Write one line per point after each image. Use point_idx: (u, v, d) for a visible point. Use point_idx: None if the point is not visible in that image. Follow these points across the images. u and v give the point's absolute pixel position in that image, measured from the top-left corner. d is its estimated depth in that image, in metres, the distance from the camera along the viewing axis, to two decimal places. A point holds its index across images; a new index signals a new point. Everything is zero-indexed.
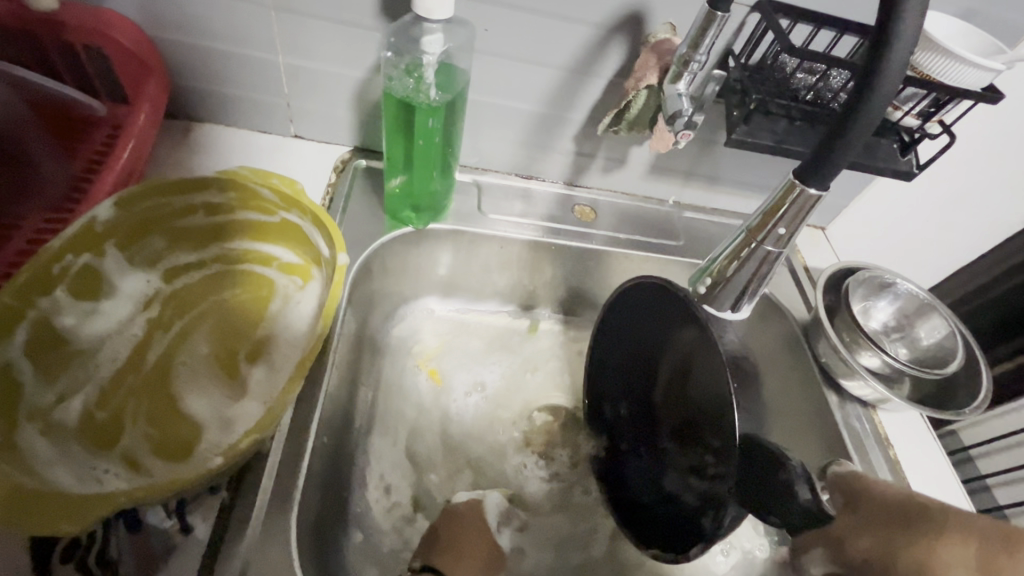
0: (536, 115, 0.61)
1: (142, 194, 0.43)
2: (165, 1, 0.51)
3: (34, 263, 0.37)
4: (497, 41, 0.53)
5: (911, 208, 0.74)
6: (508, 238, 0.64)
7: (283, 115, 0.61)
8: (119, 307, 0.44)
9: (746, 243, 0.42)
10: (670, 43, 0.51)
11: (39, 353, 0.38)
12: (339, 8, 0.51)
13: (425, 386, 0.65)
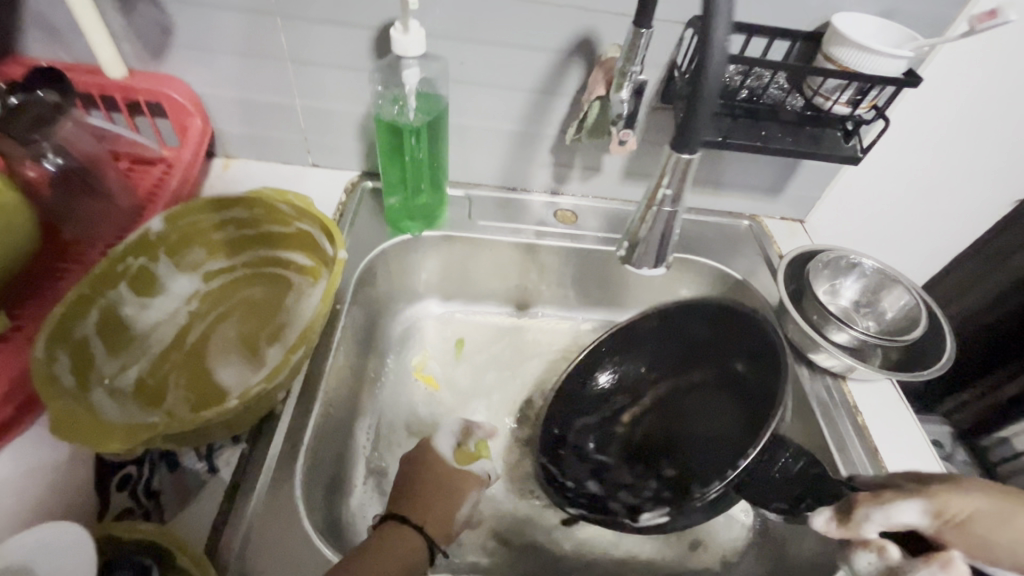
0: (514, 132, 0.70)
1: (186, 210, 0.55)
2: (205, 63, 0.64)
3: (105, 261, 0.48)
4: (471, 72, 0.63)
5: (883, 194, 0.78)
6: (497, 241, 0.73)
7: (302, 148, 0.72)
8: (168, 301, 0.55)
9: (647, 207, 0.40)
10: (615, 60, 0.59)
11: (107, 334, 0.49)
12: (341, 56, 0.62)
13: (427, 377, 0.72)
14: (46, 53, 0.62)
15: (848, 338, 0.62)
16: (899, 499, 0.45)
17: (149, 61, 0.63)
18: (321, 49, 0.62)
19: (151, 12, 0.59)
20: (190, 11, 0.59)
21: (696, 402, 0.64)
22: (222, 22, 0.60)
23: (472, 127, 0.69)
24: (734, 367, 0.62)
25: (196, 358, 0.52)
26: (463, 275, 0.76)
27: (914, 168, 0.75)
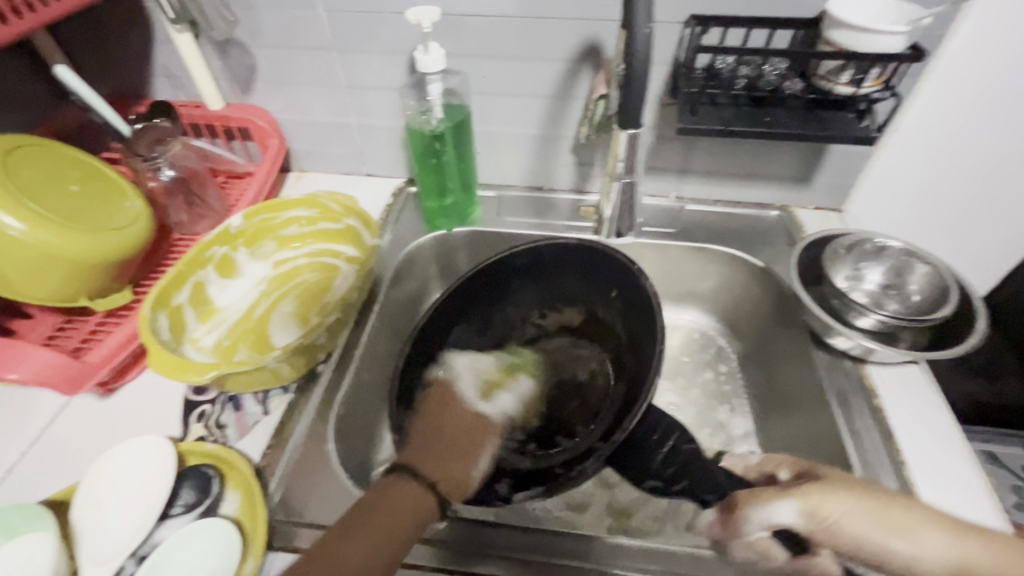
0: (535, 135, 0.77)
1: (259, 210, 0.68)
2: (282, 93, 0.78)
3: (197, 248, 0.62)
4: (493, 84, 0.71)
5: (926, 178, 0.75)
6: (523, 235, 0.79)
7: (358, 159, 0.85)
8: (244, 283, 0.68)
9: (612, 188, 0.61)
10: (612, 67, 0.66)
11: (196, 305, 0.62)
12: (385, 79, 0.74)
13: None
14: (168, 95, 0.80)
15: (868, 320, 0.60)
16: (774, 498, 0.46)
17: (240, 96, 0.79)
18: (368, 74, 0.74)
19: (240, 56, 0.74)
20: (268, 53, 0.73)
21: (559, 344, 0.72)
22: (291, 59, 0.74)
23: (497, 132, 0.77)
24: (605, 309, 0.68)
25: (261, 327, 0.64)
26: None
27: (959, 147, 0.71)
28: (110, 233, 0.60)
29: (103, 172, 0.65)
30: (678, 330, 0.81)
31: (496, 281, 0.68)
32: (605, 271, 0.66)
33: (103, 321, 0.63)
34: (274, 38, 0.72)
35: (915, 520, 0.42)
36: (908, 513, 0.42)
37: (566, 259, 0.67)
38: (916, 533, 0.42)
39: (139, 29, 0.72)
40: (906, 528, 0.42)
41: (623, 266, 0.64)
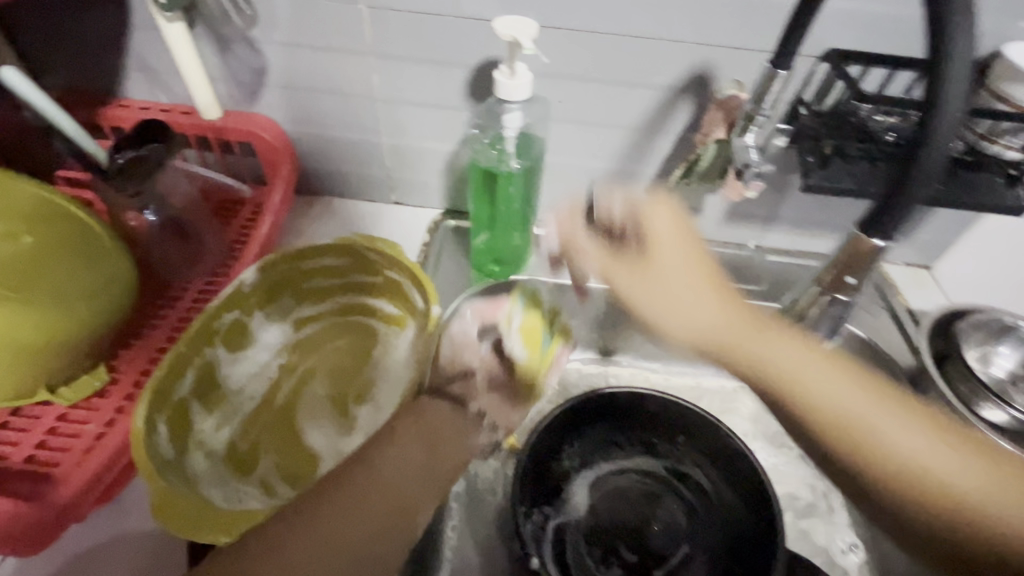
0: (609, 171, 0.65)
1: (277, 260, 0.53)
2: (298, 103, 0.62)
3: (202, 318, 0.47)
4: (572, 110, 0.58)
5: None
6: (587, 288, 0.67)
7: (385, 185, 0.70)
8: (259, 353, 0.53)
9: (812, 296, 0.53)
10: (739, 99, 0.53)
11: (202, 395, 0.48)
12: (435, 94, 0.59)
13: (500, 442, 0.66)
14: (146, 95, 0.64)
15: (1006, 420, 0.53)
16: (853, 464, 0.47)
17: (241, 102, 0.63)
18: (411, 88, 0.59)
19: (245, 56, 0.58)
20: (283, 53, 0.57)
21: (626, 479, 0.64)
22: (314, 62, 0.58)
23: (564, 166, 0.64)
24: (686, 452, 0.63)
25: (287, 417, 0.50)
26: None
27: None
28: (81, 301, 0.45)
29: (49, 209, 0.48)
30: (752, 397, 0.72)
31: (567, 423, 0.61)
32: (673, 417, 0.62)
33: (64, 411, 0.46)
34: (293, 34, 0.56)
35: (923, 426, 0.46)
36: (904, 421, 0.46)
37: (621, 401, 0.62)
38: (924, 449, 0.45)
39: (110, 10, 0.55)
40: (917, 431, 0.46)
41: (702, 419, 0.60)
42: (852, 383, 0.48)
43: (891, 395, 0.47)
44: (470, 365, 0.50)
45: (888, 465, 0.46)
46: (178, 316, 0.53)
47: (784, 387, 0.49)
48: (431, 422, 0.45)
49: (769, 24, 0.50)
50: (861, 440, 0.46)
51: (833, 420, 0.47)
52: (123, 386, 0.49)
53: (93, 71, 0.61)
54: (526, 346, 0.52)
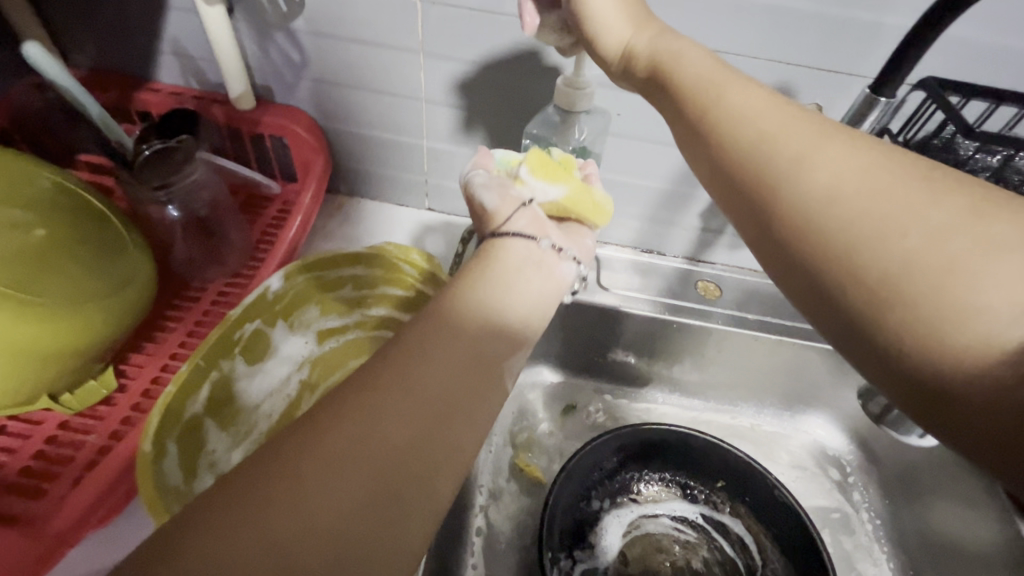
0: (662, 192, 0.60)
1: (305, 266, 0.49)
2: (336, 98, 0.58)
3: (222, 329, 0.43)
4: (631, 124, 0.54)
5: None
6: (628, 314, 0.63)
7: (420, 190, 0.66)
8: (280, 366, 0.49)
9: None
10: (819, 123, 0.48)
11: (216, 411, 0.44)
12: (484, 98, 0.55)
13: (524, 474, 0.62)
14: (176, 81, 0.60)
15: None
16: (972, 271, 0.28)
17: (276, 95, 0.59)
18: (459, 90, 0.55)
19: (285, 46, 0.54)
20: (326, 44, 0.54)
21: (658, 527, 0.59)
22: (358, 57, 0.54)
23: (614, 183, 0.60)
24: (723, 500, 0.59)
25: None
26: (583, 347, 0.67)
27: None
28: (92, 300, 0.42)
29: (59, 201, 0.44)
30: (793, 443, 0.67)
31: (599, 460, 0.58)
32: (713, 461, 0.59)
33: (65, 419, 0.43)
34: (339, 26, 0.52)
35: (954, 203, 0.30)
36: (938, 218, 0.29)
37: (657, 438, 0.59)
38: (981, 236, 0.28)
39: None
40: (955, 220, 0.29)
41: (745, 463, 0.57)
42: (868, 170, 0.32)
43: (933, 182, 0.31)
44: (530, 235, 0.43)
45: (943, 304, 0.28)
46: (195, 320, 0.50)
47: (827, 222, 0.31)
48: (507, 260, 0.40)
49: (862, 46, 0.46)
50: (891, 237, 0.30)
51: (843, 195, 0.32)
52: (131, 395, 0.45)
53: (124, 52, 0.58)
54: (548, 179, 0.46)
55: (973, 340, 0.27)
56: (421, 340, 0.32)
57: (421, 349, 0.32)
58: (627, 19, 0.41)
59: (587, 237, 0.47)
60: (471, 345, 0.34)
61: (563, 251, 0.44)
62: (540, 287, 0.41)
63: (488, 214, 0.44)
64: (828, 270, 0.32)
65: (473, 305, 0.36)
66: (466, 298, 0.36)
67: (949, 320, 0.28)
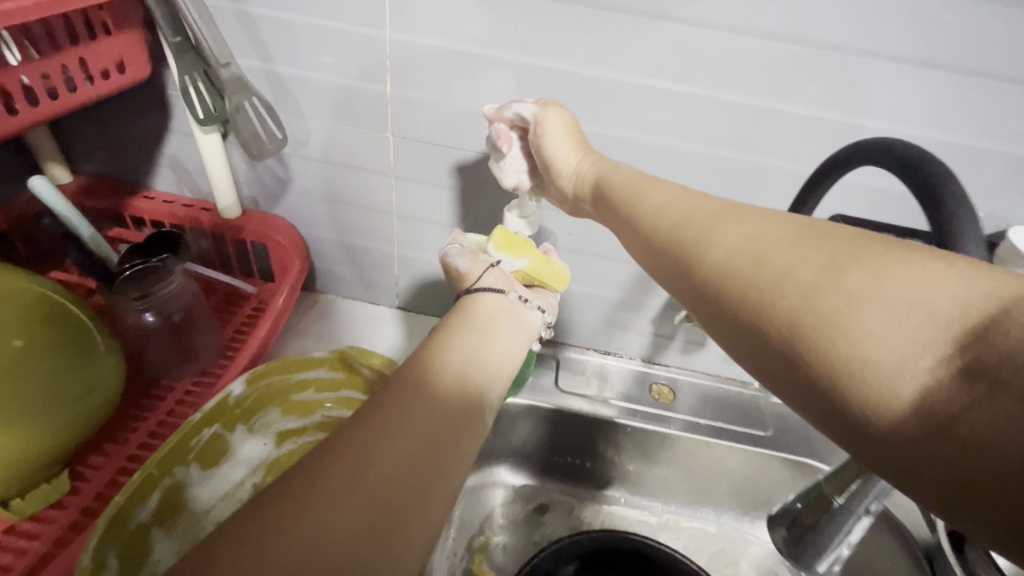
0: (614, 301, 0.65)
1: (267, 371, 0.52)
2: (316, 209, 0.64)
3: (180, 435, 0.45)
4: (581, 242, 0.60)
5: None
6: (584, 415, 0.65)
7: (392, 291, 0.71)
8: (234, 470, 0.51)
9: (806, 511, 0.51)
10: None
11: (164, 518, 0.45)
12: (450, 216, 0.61)
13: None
14: (171, 190, 0.66)
15: None
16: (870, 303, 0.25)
17: (262, 204, 0.65)
18: (427, 207, 0.61)
19: (272, 165, 0.61)
20: (309, 166, 0.60)
21: None
22: (338, 176, 0.60)
23: (570, 291, 0.65)
24: None
25: None
26: (542, 446, 0.68)
27: None
28: (58, 407, 0.44)
29: (44, 310, 0.47)
30: (753, 552, 0.67)
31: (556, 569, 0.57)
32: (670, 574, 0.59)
33: (11, 525, 0.43)
34: (321, 152, 0.59)
35: (836, 249, 0.28)
36: (818, 264, 0.27)
37: (615, 549, 0.59)
38: (862, 276, 0.26)
39: (152, 115, 0.58)
40: (832, 263, 0.27)
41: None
42: (756, 227, 0.31)
43: (819, 232, 0.29)
44: (499, 288, 0.45)
45: (833, 354, 0.25)
46: (157, 420, 0.51)
47: (730, 276, 0.30)
48: (479, 311, 0.43)
49: (778, 187, 0.52)
50: (778, 289, 0.28)
51: (731, 255, 0.30)
52: (83, 497, 0.46)
53: (126, 164, 0.64)
54: (512, 254, 0.49)
55: (870, 387, 0.24)
56: (422, 367, 0.37)
57: (426, 374, 0.36)
58: (574, 150, 0.46)
59: (551, 297, 0.50)
60: (458, 373, 0.38)
61: (529, 301, 0.46)
62: (511, 338, 0.43)
63: (460, 278, 0.47)
64: (734, 330, 0.30)
65: (459, 346, 0.39)
66: (455, 340, 0.40)
67: (846, 369, 0.25)
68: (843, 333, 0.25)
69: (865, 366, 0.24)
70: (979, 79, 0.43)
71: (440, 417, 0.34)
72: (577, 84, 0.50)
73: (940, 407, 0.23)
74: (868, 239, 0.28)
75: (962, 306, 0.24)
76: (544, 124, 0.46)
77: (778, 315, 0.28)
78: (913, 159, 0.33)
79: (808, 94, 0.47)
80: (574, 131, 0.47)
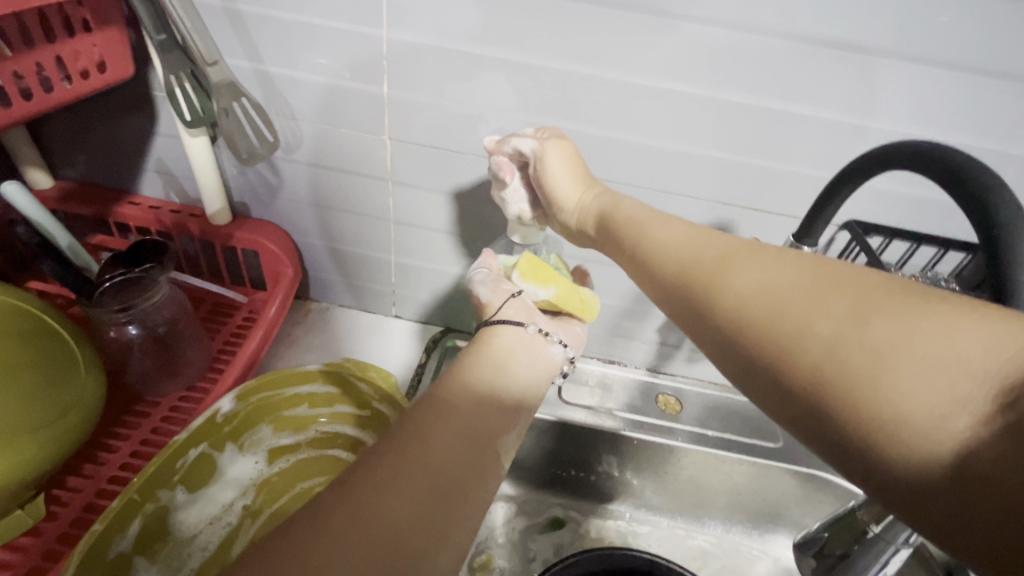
0: (619, 309, 0.63)
1: (257, 387, 0.49)
2: (309, 215, 0.62)
3: (162, 457, 0.42)
4: (585, 249, 0.58)
5: None
6: (587, 427, 0.63)
7: (388, 299, 0.68)
8: (222, 492, 0.48)
9: None
10: None
11: (145, 545, 0.42)
12: (450, 222, 0.59)
13: None
14: (157, 195, 0.63)
15: None
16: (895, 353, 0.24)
17: (252, 210, 0.62)
18: (425, 214, 0.59)
19: (263, 170, 0.58)
20: (303, 171, 0.58)
21: None
22: (332, 182, 0.58)
23: None
24: None
25: None
26: (545, 460, 0.66)
27: None
28: (33, 430, 0.41)
29: (13, 326, 0.44)
30: (760, 567, 0.65)
31: None
32: None
33: None
34: (315, 155, 0.56)
35: (857, 293, 0.26)
36: (840, 309, 0.26)
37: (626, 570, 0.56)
38: (888, 326, 0.24)
39: (136, 117, 0.56)
40: (855, 311, 0.26)
41: None
42: (772, 269, 0.29)
43: (838, 274, 0.27)
44: (519, 321, 0.43)
45: (861, 409, 0.24)
46: (140, 439, 0.49)
47: (745, 322, 0.29)
48: (497, 346, 0.41)
49: (789, 192, 0.51)
50: (797, 339, 0.26)
51: (747, 299, 0.29)
52: (59, 525, 0.43)
53: (109, 168, 0.61)
54: (537, 283, 0.46)
55: (903, 444, 0.23)
56: (445, 387, 0.37)
57: (448, 393, 0.36)
58: (578, 181, 0.44)
59: (576, 326, 0.48)
60: (485, 392, 0.37)
61: (550, 334, 0.44)
62: (530, 372, 0.42)
63: (481, 307, 0.46)
64: (751, 378, 0.28)
65: (473, 383, 0.38)
66: (471, 378, 0.38)
67: (875, 426, 0.24)
68: (867, 389, 0.24)
69: (894, 423, 0.23)
70: (1003, 82, 0.42)
71: (462, 454, 0.33)
72: (583, 86, 0.47)
73: (974, 466, 0.21)
74: (892, 283, 0.26)
75: (1004, 358, 0.22)
76: (543, 162, 0.44)
77: (797, 366, 0.26)
78: (945, 165, 0.31)
79: (823, 97, 0.45)
80: (575, 164, 0.44)
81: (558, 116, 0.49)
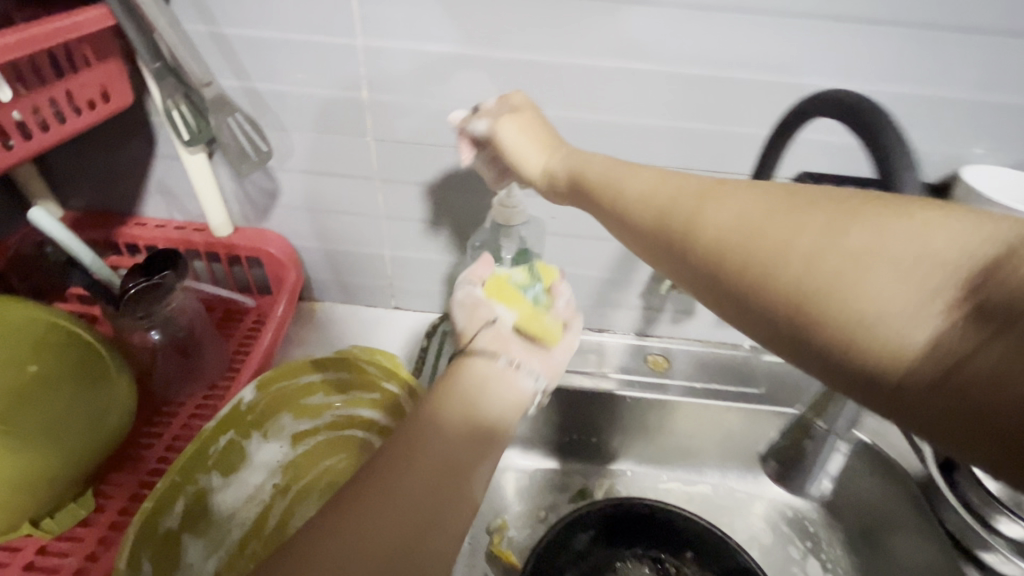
0: (603, 280, 0.68)
1: (275, 376, 0.54)
2: (306, 219, 0.66)
3: (198, 443, 0.47)
4: (565, 224, 0.63)
5: None
6: (583, 391, 0.67)
7: (387, 292, 0.73)
8: (253, 475, 0.52)
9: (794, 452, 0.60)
10: None
11: (191, 523, 0.46)
12: (437, 212, 0.63)
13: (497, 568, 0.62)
14: (162, 215, 0.67)
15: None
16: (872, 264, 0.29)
17: (252, 220, 0.67)
18: (414, 207, 0.63)
19: (260, 182, 0.63)
20: (297, 178, 0.62)
21: None
22: (325, 185, 0.62)
23: None
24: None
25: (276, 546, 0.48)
26: (548, 427, 0.70)
27: None
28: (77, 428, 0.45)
29: (48, 339, 0.48)
30: (758, 506, 0.70)
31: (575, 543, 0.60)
32: (682, 532, 0.61)
33: (43, 544, 0.45)
34: (306, 161, 0.60)
35: (830, 222, 0.31)
36: (820, 238, 0.30)
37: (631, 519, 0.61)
38: (866, 238, 0.29)
39: (137, 143, 0.60)
40: (831, 224, 0.31)
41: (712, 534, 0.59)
42: (750, 203, 0.33)
43: (811, 201, 0.32)
44: (489, 352, 0.43)
45: (841, 310, 0.29)
46: (172, 435, 0.53)
47: (734, 251, 0.33)
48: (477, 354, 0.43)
49: (744, 152, 0.55)
50: (775, 275, 0.31)
51: (730, 234, 0.33)
52: (108, 515, 0.47)
53: (114, 194, 0.65)
54: (504, 305, 0.47)
55: (876, 337, 0.28)
56: (433, 398, 0.39)
57: (436, 403, 0.39)
58: (541, 147, 0.47)
59: (552, 355, 0.46)
60: (482, 386, 0.41)
61: (521, 365, 0.43)
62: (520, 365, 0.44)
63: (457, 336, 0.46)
64: (742, 300, 0.32)
65: (464, 381, 0.40)
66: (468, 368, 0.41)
67: (855, 335, 0.28)
68: (851, 293, 0.29)
69: (877, 322, 0.28)
70: (915, 32, 0.47)
71: (456, 453, 0.36)
72: (546, 73, 0.52)
73: (947, 349, 0.27)
74: (857, 201, 0.31)
75: (953, 249, 0.28)
76: (498, 139, 0.47)
77: (784, 282, 0.31)
78: (857, 109, 0.36)
79: (762, 61, 0.49)
80: (529, 124, 0.48)
81: (526, 103, 0.54)
